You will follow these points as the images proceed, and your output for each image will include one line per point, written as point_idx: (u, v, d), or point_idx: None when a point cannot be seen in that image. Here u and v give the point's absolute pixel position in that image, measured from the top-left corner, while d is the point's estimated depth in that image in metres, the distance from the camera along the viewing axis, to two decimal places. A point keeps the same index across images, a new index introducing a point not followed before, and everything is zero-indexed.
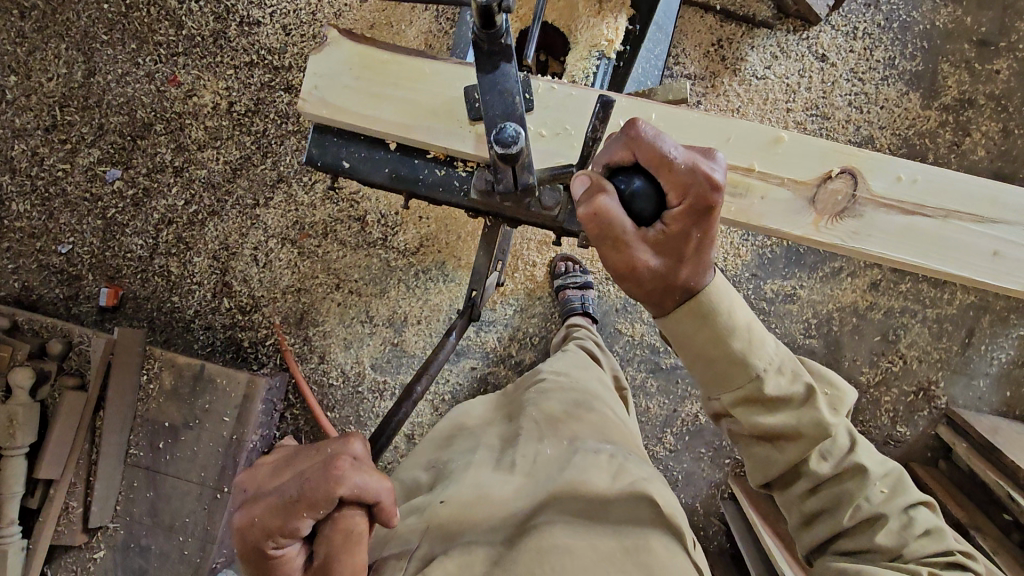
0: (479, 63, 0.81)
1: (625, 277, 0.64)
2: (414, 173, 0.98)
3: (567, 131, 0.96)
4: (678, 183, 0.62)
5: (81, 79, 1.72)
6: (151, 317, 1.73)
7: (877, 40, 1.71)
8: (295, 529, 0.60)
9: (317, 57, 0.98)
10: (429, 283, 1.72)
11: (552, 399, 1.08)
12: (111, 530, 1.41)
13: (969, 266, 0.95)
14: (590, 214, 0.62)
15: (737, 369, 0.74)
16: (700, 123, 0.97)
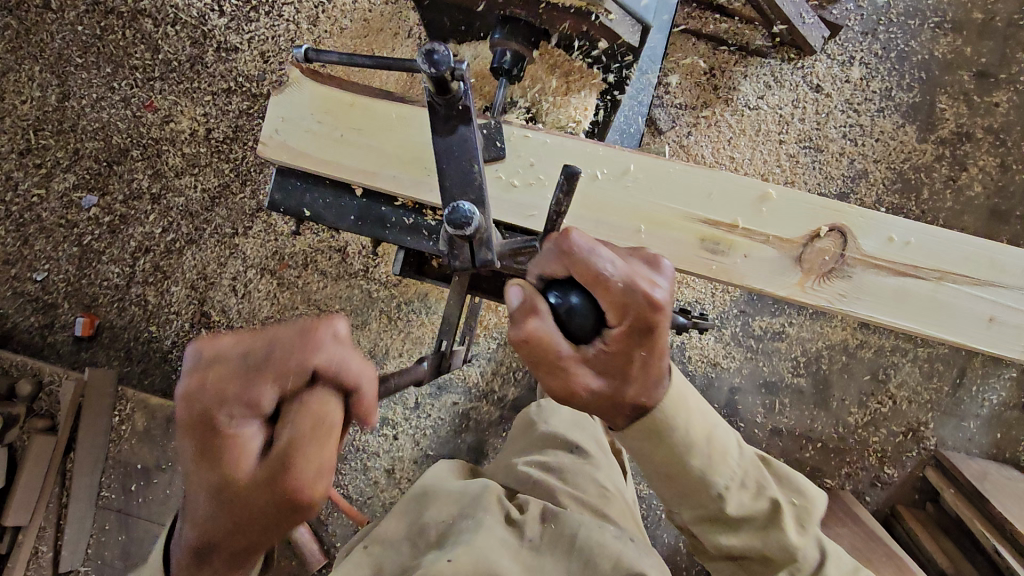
0: (433, 126, 0.73)
1: (564, 395, 0.70)
2: (381, 222, 1.02)
3: (540, 179, 1.00)
4: (607, 303, 0.67)
5: (56, 103, 1.68)
6: (128, 347, 1.70)
7: (874, 70, 1.66)
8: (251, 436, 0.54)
9: (277, 99, 1.00)
10: (411, 315, 1.68)
11: (559, 469, 1.06)
12: (83, 573, 1.39)
13: (960, 330, 0.98)
14: (523, 340, 0.68)
15: (699, 484, 0.84)
16: (683, 178, 1.00)
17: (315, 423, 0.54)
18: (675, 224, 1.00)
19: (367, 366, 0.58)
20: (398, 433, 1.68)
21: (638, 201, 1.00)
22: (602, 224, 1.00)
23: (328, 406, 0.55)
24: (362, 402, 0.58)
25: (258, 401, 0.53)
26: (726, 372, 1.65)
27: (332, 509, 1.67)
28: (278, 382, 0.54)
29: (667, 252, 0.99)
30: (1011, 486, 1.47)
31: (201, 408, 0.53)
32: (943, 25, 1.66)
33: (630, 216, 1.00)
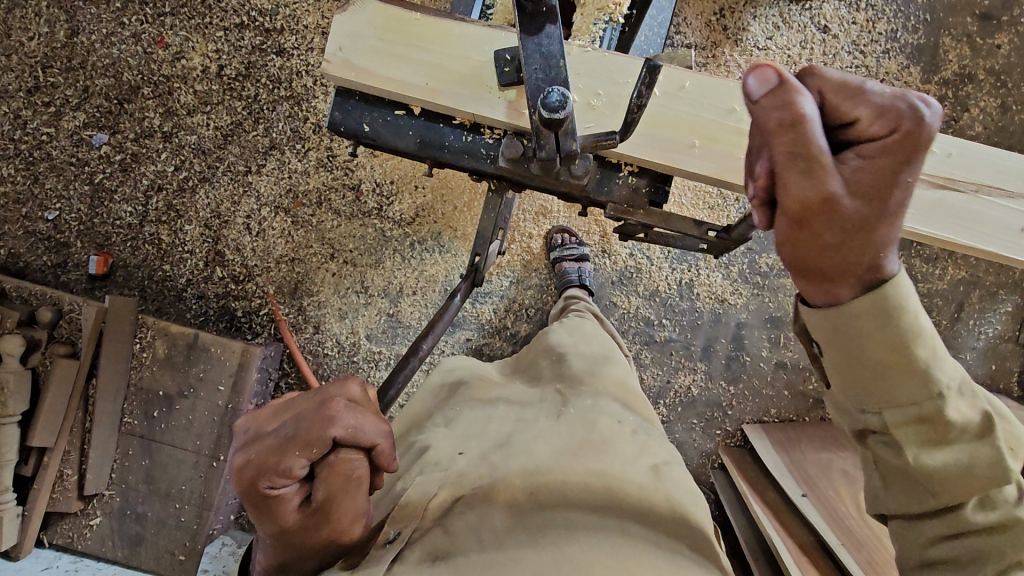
0: (521, 24, 0.76)
1: (820, 213, 0.49)
2: (439, 141, 0.95)
3: (600, 98, 0.90)
4: (882, 112, 0.49)
5: (64, 39, 1.66)
6: (143, 286, 1.71)
7: (880, 12, 1.69)
8: (292, 469, 0.57)
9: (340, 14, 0.92)
10: (424, 254, 1.71)
11: (573, 357, 1.12)
12: (107, 497, 1.41)
13: (1000, 242, 0.91)
14: (781, 113, 0.47)
15: (919, 377, 0.60)
16: (732, 94, 0.90)
17: (339, 485, 0.60)
18: (726, 140, 0.90)
19: (383, 425, 0.62)
20: None
21: (686, 115, 0.90)
22: (651, 139, 0.90)
23: (354, 466, 0.60)
24: (382, 455, 0.62)
25: (290, 470, 0.57)
26: (733, 308, 1.69)
27: None
28: (306, 454, 0.57)
29: (718, 166, 0.89)
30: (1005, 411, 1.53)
31: (248, 481, 0.57)
32: None
33: (683, 130, 0.90)
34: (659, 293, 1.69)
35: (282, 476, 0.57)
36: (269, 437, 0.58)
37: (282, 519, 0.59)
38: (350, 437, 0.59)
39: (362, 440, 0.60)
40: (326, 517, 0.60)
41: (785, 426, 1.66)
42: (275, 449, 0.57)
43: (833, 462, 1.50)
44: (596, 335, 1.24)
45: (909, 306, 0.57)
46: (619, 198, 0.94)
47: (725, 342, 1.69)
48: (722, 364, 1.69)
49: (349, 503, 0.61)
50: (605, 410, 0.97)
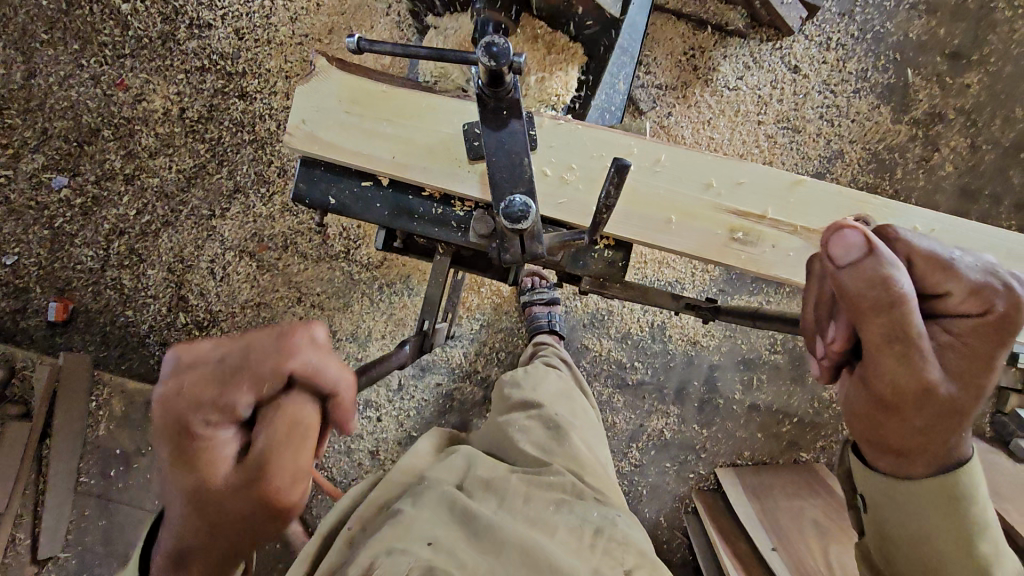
0: (485, 119, 0.80)
1: (908, 380, 0.64)
2: (409, 213, 0.96)
3: (573, 172, 0.92)
4: (969, 290, 0.65)
5: (21, 81, 1.62)
6: (104, 332, 1.67)
7: (851, 51, 1.68)
8: (230, 404, 0.52)
9: (305, 88, 0.94)
10: (393, 297, 1.68)
11: (537, 436, 1.10)
12: (62, 560, 1.35)
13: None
14: (873, 294, 0.61)
15: (949, 547, 0.70)
16: (706, 170, 0.93)
17: (285, 435, 0.54)
18: (702, 216, 0.93)
19: (346, 370, 0.58)
20: (381, 414, 1.68)
21: (664, 191, 0.93)
22: (629, 215, 0.93)
23: (308, 414, 0.55)
24: (338, 405, 0.58)
25: (234, 408, 0.52)
26: (705, 350, 1.68)
27: (316, 492, 1.68)
28: (256, 389, 0.53)
29: (694, 242, 0.92)
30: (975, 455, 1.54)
31: (176, 410, 0.52)
32: (918, 6, 1.69)
33: (661, 206, 0.93)
34: (631, 335, 1.68)
35: (219, 411, 0.52)
36: (204, 362, 0.53)
37: (212, 471, 0.53)
38: (306, 375, 0.55)
39: (317, 381, 0.56)
40: (259, 472, 0.52)
41: (757, 469, 1.65)
42: (216, 373, 0.52)
43: (804, 509, 1.49)
44: (570, 407, 1.21)
45: (954, 479, 0.69)
46: (594, 272, 0.96)
47: (698, 385, 1.68)
48: (695, 407, 1.68)
49: (289, 459, 0.54)
50: (570, 518, 0.92)
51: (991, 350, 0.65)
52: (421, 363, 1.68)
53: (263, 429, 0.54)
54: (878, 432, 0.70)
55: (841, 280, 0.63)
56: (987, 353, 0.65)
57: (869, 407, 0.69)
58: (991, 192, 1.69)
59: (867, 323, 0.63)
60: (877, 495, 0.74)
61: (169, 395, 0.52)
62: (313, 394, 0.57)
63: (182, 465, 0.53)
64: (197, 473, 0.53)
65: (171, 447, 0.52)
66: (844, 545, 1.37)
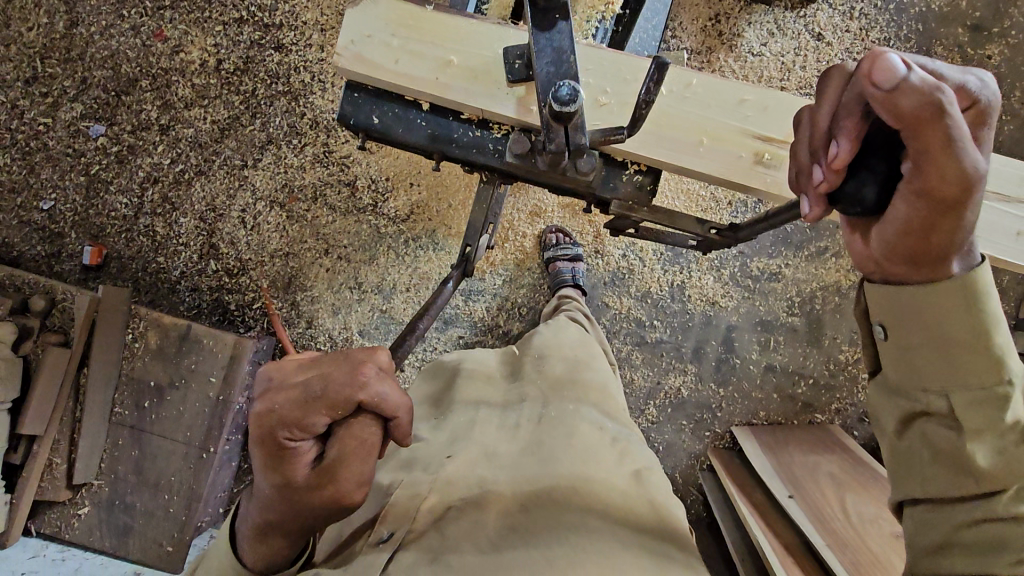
0: (534, 21, 0.77)
1: (962, 192, 0.52)
2: (448, 135, 0.96)
3: (606, 95, 0.91)
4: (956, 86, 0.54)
5: (63, 30, 1.67)
6: (136, 278, 1.71)
7: (874, 21, 1.71)
8: (313, 424, 0.59)
9: (354, 10, 0.93)
10: (418, 251, 1.72)
11: (551, 359, 1.15)
12: (95, 487, 1.40)
13: (997, 244, 0.89)
14: (926, 99, 0.49)
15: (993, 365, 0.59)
16: (739, 88, 0.91)
17: (354, 450, 0.61)
18: (729, 140, 0.90)
19: (404, 396, 0.62)
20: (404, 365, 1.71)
21: (692, 116, 0.90)
22: (658, 138, 0.90)
23: (372, 436, 0.61)
24: (399, 428, 0.62)
25: (309, 425, 0.59)
26: (723, 311, 1.71)
27: None
28: (330, 414, 0.59)
29: (722, 167, 0.90)
30: None
31: (265, 426, 0.60)
32: None
33: (690, 131, 0.90)
34: (651, 294, 1.71)
35: (302, 429, 0.59)
36: (290, 388, 0.61)
37: (292, 475, 0.61)
38: (371, 405, 0.60)
39: (381, 409, 0.61)
40: (330, 480, 0.60)
41: (773, 429, 1.67)
42: (293, 405, 0.59)
43: (820, 464, 1.51)
44: (584, 349, 1.22)
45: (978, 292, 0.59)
46: (624, 195, 0.94)
47: (716, 345, 1.71)
48: (712, 366, 1.71)
49: (353, 476, 0.61)
50: (587, 419, 1.00)
51: (989, 136, 0.56)
52: (443, 317, 1.71)
53: (335, 447, 0.61)
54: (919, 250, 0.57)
55: (888, 99, 0.50)
56: (985, 136, 0.56)
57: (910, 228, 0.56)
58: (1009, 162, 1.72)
59: (922, 137, 0.50)
60: (895, 311, 0.61)
61: (260, 448, 0.61)
62: (379, 419, 0.62)
63: (268, 464, 0.61)
64: (279, 479, 0.62)
65: (262, 449, 0.61)
66: (860, 495, 1.39)
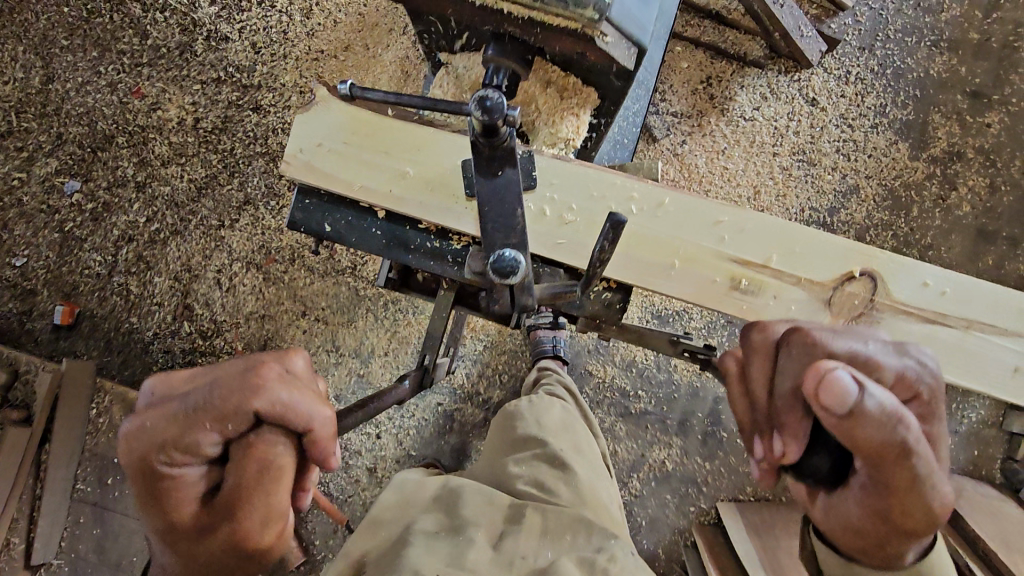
0: (478, 167, 0.80)
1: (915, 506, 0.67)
2: (405, 245, 0.95)
3: (572, 213, 0.95)
4: (896, 376, 0.72)
5: (39, 85, 1.64)
6: (108, 337, 1.66)
7: (870, 86, 1.66)
8: (198, 442, 0.63)
9: (305, 118, 0.96)
10: (398, 315, 1.67)
11: (543, 468, 1.02)
12: (54, 567, 1.36)
13: (993, 381, 0.90)
14: (892, 436, 0.63)
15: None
16: (714, 210, 0.95)
17: (253, 476, 0.63)
18: (703, 263, 0.94)
19: (313, 406, 0.66)
20: (381, 432, 1.67)
21: (665, 235, 0.94)
22: (631, 260, 0.94)
23: (279, 455, 0.64)
24: (313, 440, 0.67)
25: (201, 446, 0.64)
26: (710, 382, 1.66)
27: (312, 507, 1.66)
28: (219, 427, 0.63)
29: (695, 288, 0.94)
30: (984, 502, 1.51)
31: (145, 461, 0.64)
32: (939, 43, 1.67)
33: (662, 251, 0.94)
34: (636, 363, 1.66)
35: (187, 450, 0.64)
36: (170, 407, 0.65)
37: (178, 509, 0.64)
38: (275, 412, 0.64)
39: (291, 414, 0.65)
40: (230, 511, 0.63)
41: (760, 506, 1.60)
42: (184, 423, 0.64)
43: None
44: (573, 445, 1.09)
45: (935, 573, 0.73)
46: (590, 311, 0.97)
47: (702, 417, 1.66)
48: (698, 439, 1.65)
49: (259, 515, 0.63)
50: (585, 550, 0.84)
51: (926, 418, 0.73)
52: None
53: (232, 474, 0.64)
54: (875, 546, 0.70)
55: (847, 425, 0.63)
56: (936, 417, 0.73)
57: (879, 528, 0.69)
58: (1010, 233, 1.66)
59: (888, 465, 0.65)
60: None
61: (137, 480, 0.65)
62: (289, 434, 0.66)
63: (147, 501, 0.65)
64: (161, 519, 0.65)
65: (140, 480, 0.65)
66: None
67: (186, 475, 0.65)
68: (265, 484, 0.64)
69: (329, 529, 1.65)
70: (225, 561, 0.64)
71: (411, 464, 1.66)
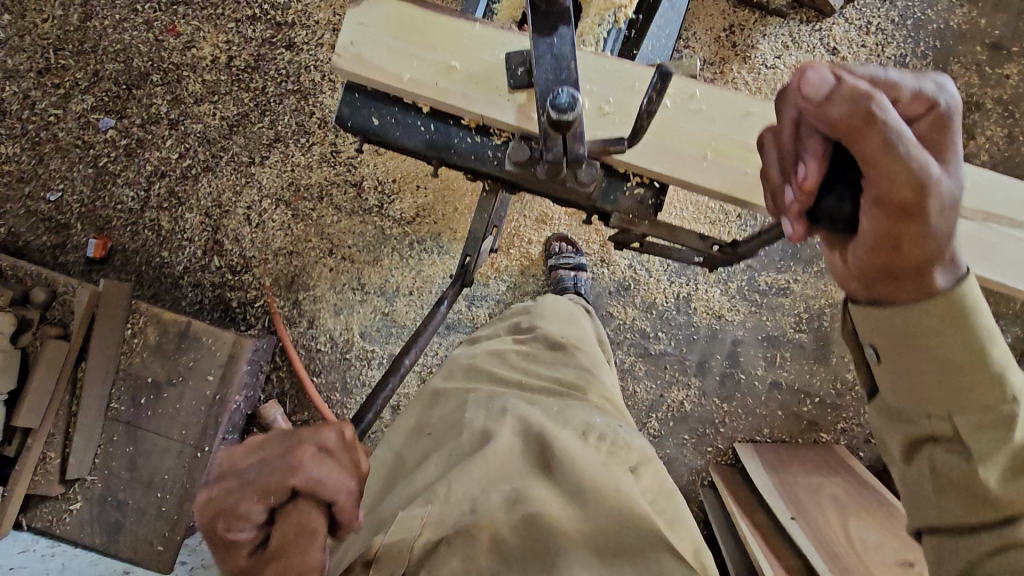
0: (534, 24, 0.75)
1: (916, 192, 0.50)
2: (447, 142, 0.98)
3: (610, 104, 0.95)
4: (913, 93, 0.54)
5: (77, 22, 1.68)
6: (139, 271, 1.70)
7: (890, 36, 1.69)
8: (248, 516, 0.53)
9: (354, 12, 0.97)
10: (422, 254, 1.70)
11: (541, 351, 1.14)
12: (89, 482, 1.38)
13: (1011, 272, 0.91)
14: (859, 106, 0.49)
15: (979, 376, 0.58)
16: (746, 103, 0.95)
17: (291, 539, 0.54)
18: (733, 155, 0.94)
19: (348, 480, 0.57)
20: None
21: (698, 128, 0.94)
22: (660, 148, 0.94)
23: (315, 527, 0.55)
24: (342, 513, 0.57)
25: (245, 518, 0.53)
26: (730, 325, 1.68)
27: None
28: (265, 501, 0.53)
29: (727, 180, 0.93)
30: None
31: (210, 513, 0.54)
32: None
33: (694, 144, 0.94)
34: (656, 306, 1.68)
35: (235, 519, 0.53)
36: (231, 478, 0.54)
37: (233, 558, 0.54)
38: (309, 489, 0.55)
39: (322, 491, 0.55)
40: (268, 559, 0.53)
41: (776, 447, 1.64)
42: (240, 485, 0.54)
43: (824, 486, 1.48)
44: (574, 332, 1.21)
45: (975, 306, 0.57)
46: (624, 208, 0.97)
47: (721, 359, 1.68)
48: (716, 381, 1.68)
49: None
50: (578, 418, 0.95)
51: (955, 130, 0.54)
52: (445, 322, 1.70)
53: (273, 534, 0.54)
54: (890, 263, 0.55)
55: (819, 108, 0.52)
56: (955, 142, 0.54)
57: (880, 238, 0.54)
58: None
59: (861, 143, 0.50)
60: (889, 332, 0.59)
61: (206, 536, 0.55)
62: (320, 501, 0.56)
63: (216, 554, 0.55)
64: (229, 567, 0.55)
65: (210, 540, 0.55)
66: (862, 518, 1.37)
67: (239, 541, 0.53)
68: (293, 555, 0.54)
69: None
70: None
71: None
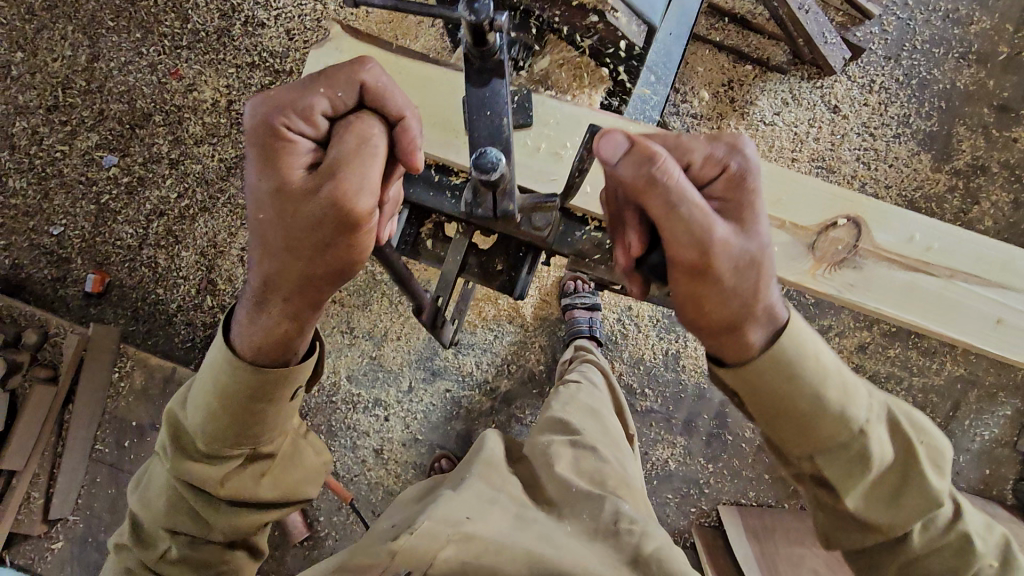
0: (468, 78, 0.83)
1: (700, 252, 0.69)
2: (407, 178, 1.01)
3: (566, 149, 1.05)
4: (705, 158, 0.75)
5: (85, 63, 1.72)
6: (135, 307, 1.74)
7: (894, 96, 1.66)
8: (305, 111, 0.66)
9: (317, 53, 1.08)
10: (411, 300, 1.71)
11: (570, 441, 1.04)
12: (71, 522, 1.41)
13: (975, 332, 1.00)
14: (643, 170, 0.68)
15: (857, 438, 0.81)
16: None
17: (351, 153, 0.65)
18: None
19: (403, 110, 0.68)
20: (389, 415, 1.70)
21: None
22: None
23: (371, 137, 0.66)
24: (393, 147, 0.68)
25: (305, 111, 0.66)
26: None
27: (319, 485, 1.70)
28: (320, 97, 0.66)
29: None
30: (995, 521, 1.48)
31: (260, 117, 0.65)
32: (967, 56, 1.66)
33: None
34: (643, 361, 1.67)
35: (298, 118, 0.66)
36: (281, 94, 0.67)
37: (284, 171, 0.66)
38: (366, 97, 0.67)
39: (376, 113, 0.67)
40: (327, 179, 0.64)
41: (761, 511, 1.60)
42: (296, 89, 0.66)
43: (805, 559, 1.46)
44: (601, 427, 1.15)
45: (834, 377, 0.81)
46: (580, 249, 1.00)
47: (708, 418, 1.66)
48: (702, 440, 1.66)
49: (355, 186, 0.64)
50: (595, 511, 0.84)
51: (751, 191, 0.75)
52: (431, 368, 1.70)
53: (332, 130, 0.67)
54: (702, 313, 0.74)
55: (616, 170, 0.69)
56: (751, 191, 0.75)
57: (687, 288, 0.74)
58: None
59: (650, 203, 0.69)
60: (769, 397, 0.79)
61: (253, 141, 0.66)
62: (374, 128, 0.68)
63: (260, 168, 0.66)
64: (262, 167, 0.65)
65: (256, 150, 0.66)
66: None
67: (293, 148, 0.66)
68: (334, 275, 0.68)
69: (334, 506, 1.69)
70: (323, 232, 0.66)
71: (417, 446, 1.70)
